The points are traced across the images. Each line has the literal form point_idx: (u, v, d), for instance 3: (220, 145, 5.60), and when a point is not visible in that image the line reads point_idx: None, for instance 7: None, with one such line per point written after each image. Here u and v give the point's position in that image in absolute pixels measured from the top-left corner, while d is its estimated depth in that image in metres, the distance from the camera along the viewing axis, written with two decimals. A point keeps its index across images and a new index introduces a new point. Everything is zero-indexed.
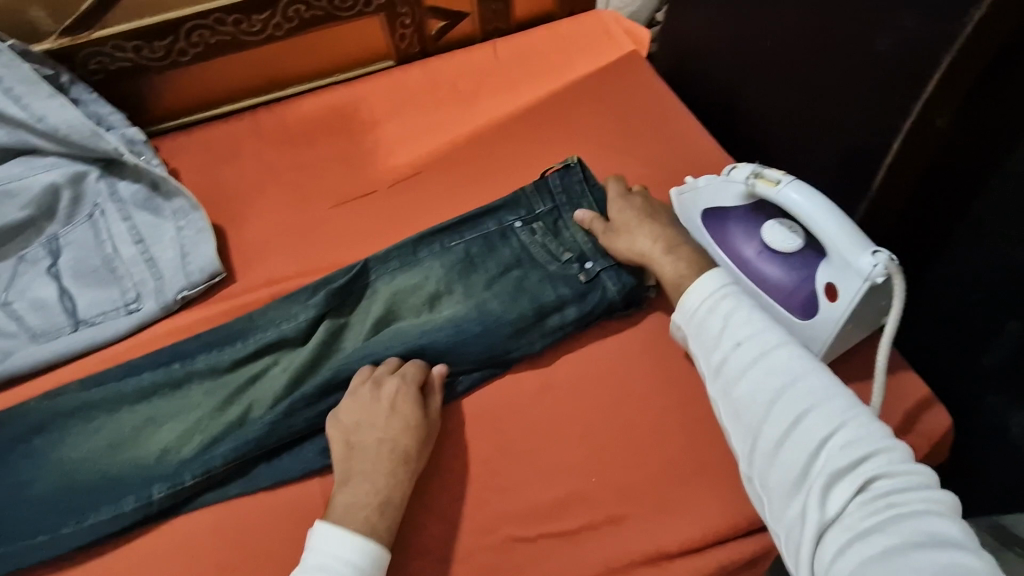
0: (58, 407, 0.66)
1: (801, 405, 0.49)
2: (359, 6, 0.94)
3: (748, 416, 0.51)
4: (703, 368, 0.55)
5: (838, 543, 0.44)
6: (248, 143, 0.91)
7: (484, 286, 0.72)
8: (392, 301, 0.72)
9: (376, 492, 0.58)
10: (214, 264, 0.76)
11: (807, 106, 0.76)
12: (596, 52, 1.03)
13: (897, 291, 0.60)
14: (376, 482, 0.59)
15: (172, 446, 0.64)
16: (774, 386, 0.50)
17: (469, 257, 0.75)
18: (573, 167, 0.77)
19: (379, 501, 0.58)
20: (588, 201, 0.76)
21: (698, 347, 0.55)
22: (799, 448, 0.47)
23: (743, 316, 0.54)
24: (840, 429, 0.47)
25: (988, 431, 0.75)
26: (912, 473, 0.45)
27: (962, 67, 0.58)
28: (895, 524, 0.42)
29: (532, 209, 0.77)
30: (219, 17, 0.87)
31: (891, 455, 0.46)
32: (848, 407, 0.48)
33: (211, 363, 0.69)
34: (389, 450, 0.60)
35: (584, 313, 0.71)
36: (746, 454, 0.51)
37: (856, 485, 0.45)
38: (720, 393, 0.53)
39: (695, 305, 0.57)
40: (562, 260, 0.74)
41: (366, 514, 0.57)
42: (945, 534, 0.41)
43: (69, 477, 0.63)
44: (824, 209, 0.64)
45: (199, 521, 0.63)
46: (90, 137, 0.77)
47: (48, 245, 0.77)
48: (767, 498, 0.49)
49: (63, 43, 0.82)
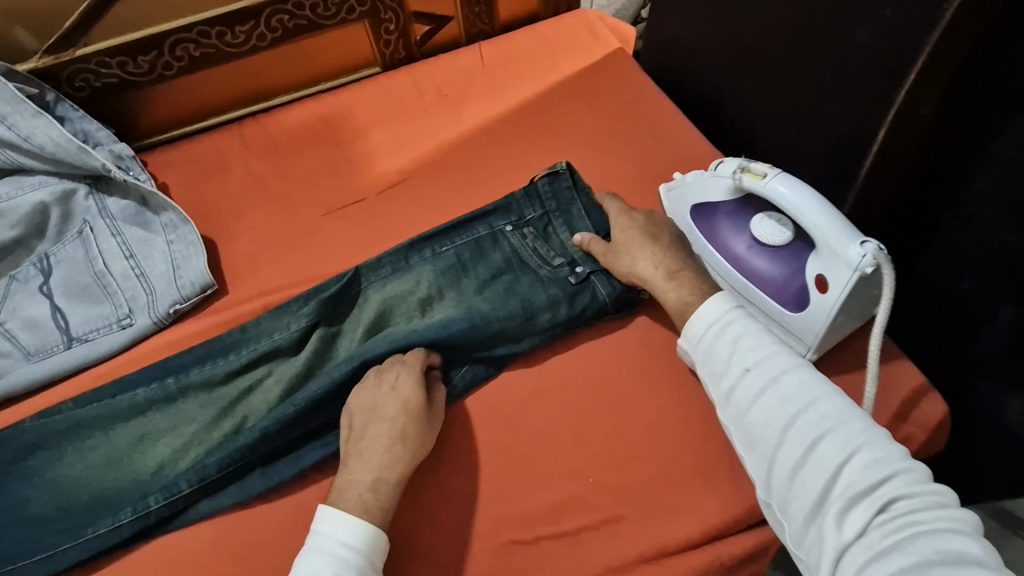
0: (52, 426, 0.66)
1: (814, 427, 0.49)
2: (342, 13, 0.94)
3: (760, 440, 0.51)
4: (714, 394, 0.56)
5: (857, 565, 0.43)
6: (237, 155, 0.91)
7: (475, 291, 0.72)
8: (384, 308, 0.72)
9: (372, 472, 0.58)
10: (205, 277, 0.76)
11: (792, 97, 0.76)
12: (582, 51, 1.03)
13: (886, 281, 0.60)
14: (373, 461, 0.59)
15: (169, 461, 0.64)
16: (785, 411, 0.50)
17: (460, 262, 0.75)
18: (562, 173, 0.77)
19: (376, 481, 0.58)
20: (577, 206, 0.76)
21: (708, 373, 0.56)
22: (814, 471, 0.47)
23: (750, 341, 0.54)
24: (855, 450, 0.47)
25: (985, 418, 0.74)
26: (931, 493, 0.45)
27: (943, 55, 0.58)
28: (914, 543, 0.42)
29: (522, 215, 0.77)
30: (203, 30, 0.87)
31: (909, 476, 0.45)
32: (863, 428, 0.48)
33: (204, 377, 0.68)
34: (388, 430, 0.61)
35: (575, 315, 0.71)
36: (763, 480, 0.51)
37: (874, 507, 0.45)
38: (733, 420, 0.54)
39: (701, 332, 0.57)
40: (554, 265, 0.74)
41: (360, 494, 0.57)
42: (966, 552, 0.41)
43: (67, 495, 0.63)
44: (812, 201, 0.64)
45: (197, 535, 0.63)
46: (77, 154, 0.77)
47: (39, 263, 0.77)
48: (786, 523, 0.49)
49: (47, 61, 0.82)
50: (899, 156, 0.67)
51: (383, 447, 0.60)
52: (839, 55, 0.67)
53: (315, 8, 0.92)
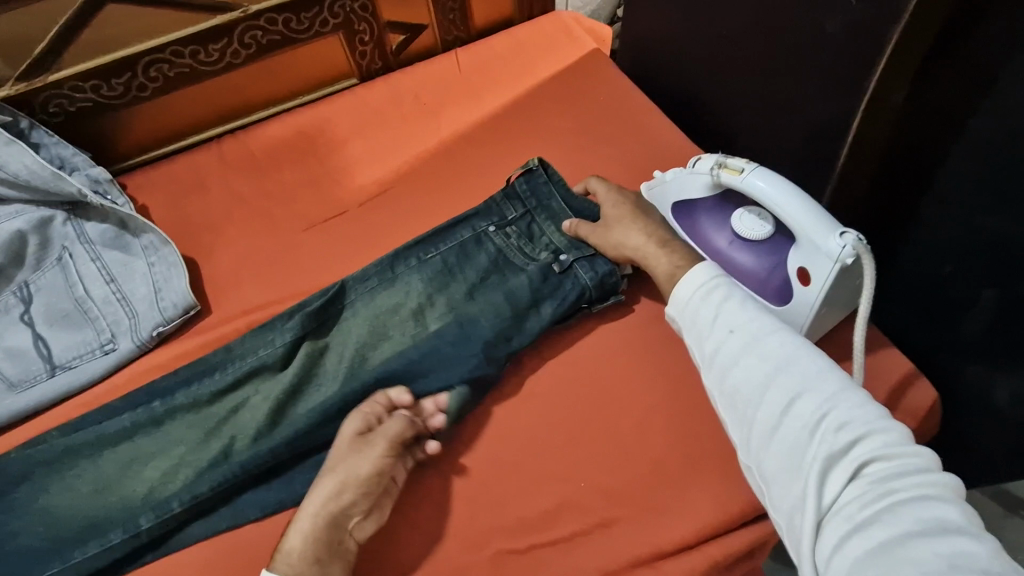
0: (39, 457, 0.65)
1: (793, 390, 0.49)
2: (315, 27, 0.94)
3: (740, 403, 0.51)
4: (696, 358, 0.55)
5: (838, 535, 0.43)
6: (216, 173, 0.90)
7: (465, 297, 0.72)
8: (373, 321, 0.72)
9: (313, 521, 0.57)
10: (188, 297, 0.76)
11: (768, 91, 0.76)
12: (558, 53, 1.03)
13: (867, 271, 0.59)
14: (312, 521, 0.57)
15: (158, 485, 0.63)
16: (766, 372, 0.50)
17: (447, 267, 0.74)
18: (535, 170, 0.78)
19: (312, 530, 0.56)
20: (556, 200, 0.77)
21: (691, 336, 0.56)
22: (791, 435, 0.47)
23: (734, 305, 0.55)
24: (833, 412, 0.47)
25: (976, 402, 0.74)
26: (909, 456, 0.44)
27: (910, 41, 0.59)
28: (894, 512, 0.42)
29: (503, 215, 0.77)
30: (176, 49, 0.87)
31: (887, 437, 0.45)
32: (839, 389, 0.48)
33: (191, 398, 0.68)
34: (327, 485, 0.59)
35: (561, 301, 0.71)
36: (743, 443, 0.51)
37: (852, 471, 0.44)
38: (714, 382, 0.53)
39: (687, 295, 0.57)
40: (540, 259, 0.74)
41: (302, 556, 0.55)
42: (945, 519, 0.40)
43: (56, 525, 0.62)
44: (789, 193, 0.64)
45: (186, 558, 0.62)
46: (52, 180, 0.77)
47: (19, 292, 0.76)
48: (766, 489, 0.49)
49: (20, 89, 0.82)
50: (874, 145, 0.67)
51: (328, 492, 0.59)
52: (811, 46, 0.68)
53: (288, 22, 0.92)
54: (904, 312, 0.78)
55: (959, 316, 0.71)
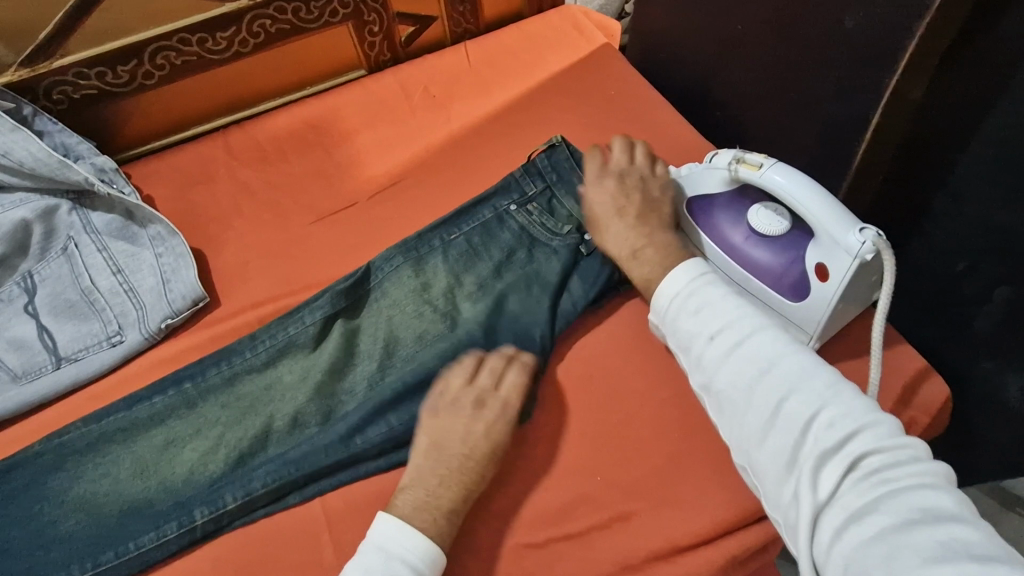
0: (70, 446, 0.64)
1: (781, 387, 0.49)
2: (324, 16, 0.93)
3: (730, 400, 0.52)
4: (686, 363, 0.57)
5: (835, 526, 0.43)
6: (223, 165, 0.89)
7: (494, 274, 0.73)
8: (403, 302, 0.71)
9: (453, 503, 0.58)
10: (196, 288, 0.74)
11: (785, 87, 0.76)
12: (569, 46, 1.02)
13: (887, 267, 0.60)
14: (442, 493, 0.58)
15: (198, 465, 0.63)
16: (753, 368, 0.51)
17: (472, 248, 0.74)
18: (558, 147, 0.77)
19: (447, 508, 0.57)
20: (578, 174, 0.76)
21: (678, 340, 0.57)
22: (783, 430, 0.48)
23: (714, 305, 0.56)
24: (820, 407, 0.47)
25: (987, 398, 0.75)
26: (898, 447, 0.45)
27: (933, 40, 0.58)
28: (890, 504, 0.42)
29: (524, 191, 0.76)
30: (184, 37, 0.86)
31: (877, 429, 0.46)
32: (825, 382, 0.49)
33: (225, 376, 0.68)
34: (468, 470, 0.59)
35: (591, 281, 0.72)
36: (738, 445, 0.51)
37: (844, 464, 0.45)
38: (704, 384, 0.54)
39: (665, 306, 0.59)
40: (564, 234, 0.74)
41: (433, 516, 0.56)
42: (940, 508, 0.40)
43: (96, 511, 0.61)
44: (808, 188, 0.63)
45: (202, 553, 0.60)
46: (58, 168, 0.75)
47: (23, 282, 0.74)
48: (762, 486, 0.49)
49: (23, 75, 0.80)
50: (891, 142, 0.67)
51: (476, 472, 0.59)
52: (829, 42, 0.68)
53: (298, 11, 0.91)
54: (914, 309, 0.78)
55: (971, 313, 0.71)
